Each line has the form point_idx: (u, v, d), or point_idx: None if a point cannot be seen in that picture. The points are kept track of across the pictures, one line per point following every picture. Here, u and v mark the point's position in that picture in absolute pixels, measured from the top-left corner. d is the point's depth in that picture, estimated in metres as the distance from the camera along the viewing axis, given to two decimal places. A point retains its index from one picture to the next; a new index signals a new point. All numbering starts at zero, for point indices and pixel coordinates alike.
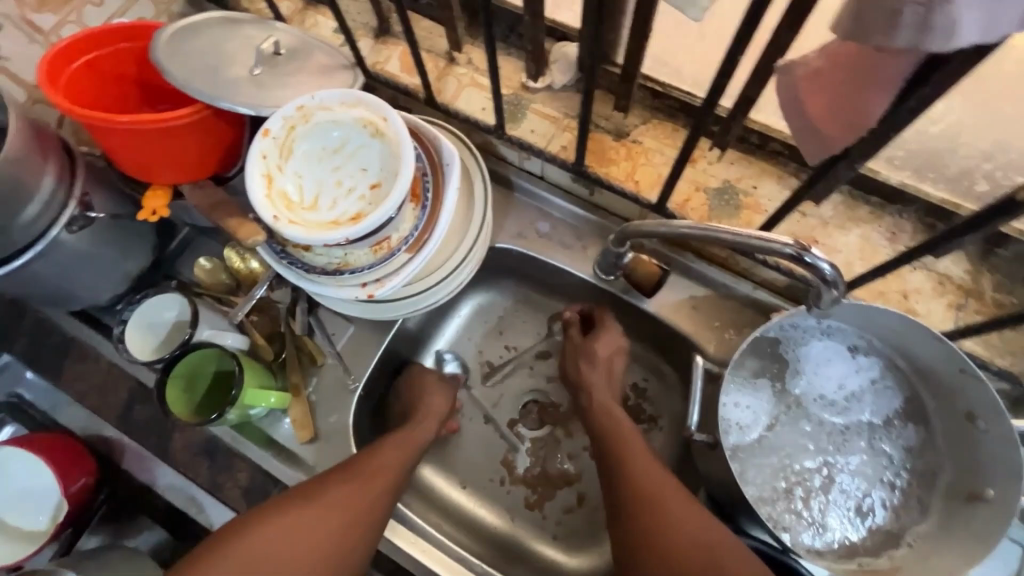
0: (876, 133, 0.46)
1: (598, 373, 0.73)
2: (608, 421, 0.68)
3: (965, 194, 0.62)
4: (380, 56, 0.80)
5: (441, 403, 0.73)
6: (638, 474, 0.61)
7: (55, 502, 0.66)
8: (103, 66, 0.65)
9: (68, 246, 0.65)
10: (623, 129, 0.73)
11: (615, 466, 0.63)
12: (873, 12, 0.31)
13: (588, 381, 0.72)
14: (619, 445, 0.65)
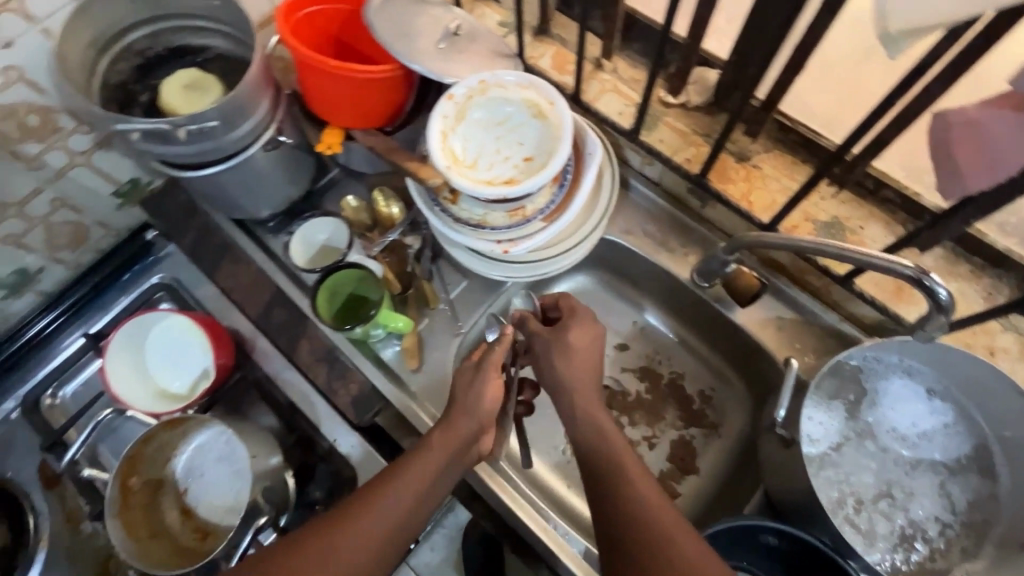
0: (1007, 187, 0.51)
1: (569, 362, 0.68)
2: (591, 411, 0.65)
3: None
4: (535, 52, 0.90)
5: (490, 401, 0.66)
6: (622, 476, 0.58)
7: (199, 373, 0.78)
8: (316, 21, 0.77)
9: (257, 161, 0.76)
10: (746, 153, 0.80)
11: (605, 465, 0.60)
12: None
13: (558, 373, 0.68)
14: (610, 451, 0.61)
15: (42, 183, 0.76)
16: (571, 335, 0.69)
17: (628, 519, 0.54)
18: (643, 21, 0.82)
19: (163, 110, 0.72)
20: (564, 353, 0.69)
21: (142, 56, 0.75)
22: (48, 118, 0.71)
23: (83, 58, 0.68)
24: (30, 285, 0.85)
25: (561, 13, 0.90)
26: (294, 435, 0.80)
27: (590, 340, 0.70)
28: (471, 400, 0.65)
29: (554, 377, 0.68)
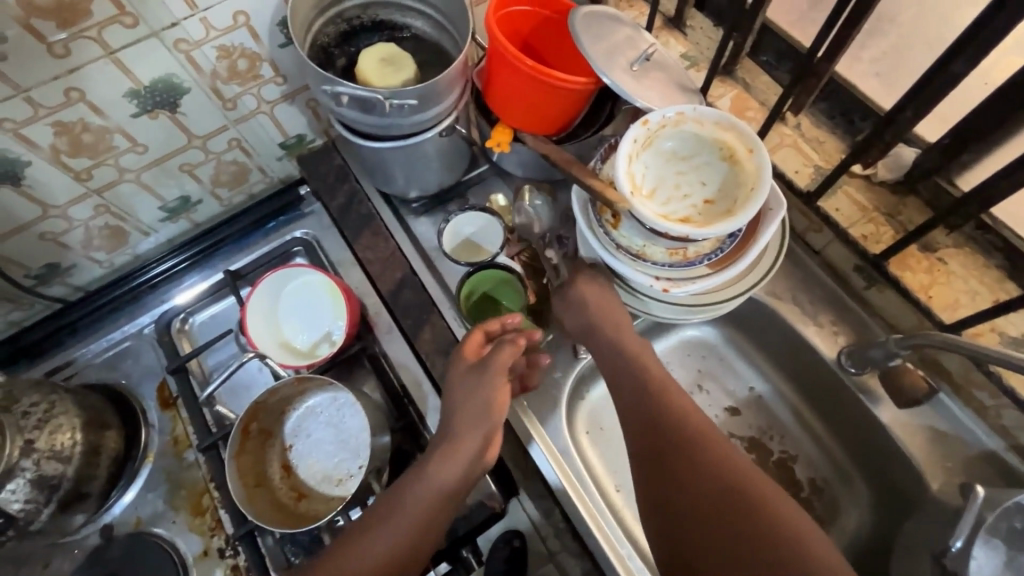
0: None
1: (580, 313, 0.71)
2: (613, 338, 0.69)
3: None
4: (715, 91, 0.86)
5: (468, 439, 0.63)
6: (652, 389, 0.64)
7: (324, 334, 0.80)
8: (513, 19, 0.77)
9: (427, 145, 0.76)
10: (933, 245, 0.73)
11: (638, 382, 0.65)
12: None
13: (572, 311, 0.71)
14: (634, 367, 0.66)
15: (227, 122, 0.80)
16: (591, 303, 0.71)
17: (659, 427, 0.62)
18: (846, 84, 0.77)
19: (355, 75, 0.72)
20: (578, 300, 0.71)
21: (347, 23, 0.76)
22: (254, 64, 0.74)
23: (303, 16, 0.70)
24: (186, 213, 0.89)
25: (750, 57, 0.86)
26: (400, 421, 0.76)
27: (603, 291, 0.71)
28: (447, 448, 0.62)
29: (573, 319, 0.71)
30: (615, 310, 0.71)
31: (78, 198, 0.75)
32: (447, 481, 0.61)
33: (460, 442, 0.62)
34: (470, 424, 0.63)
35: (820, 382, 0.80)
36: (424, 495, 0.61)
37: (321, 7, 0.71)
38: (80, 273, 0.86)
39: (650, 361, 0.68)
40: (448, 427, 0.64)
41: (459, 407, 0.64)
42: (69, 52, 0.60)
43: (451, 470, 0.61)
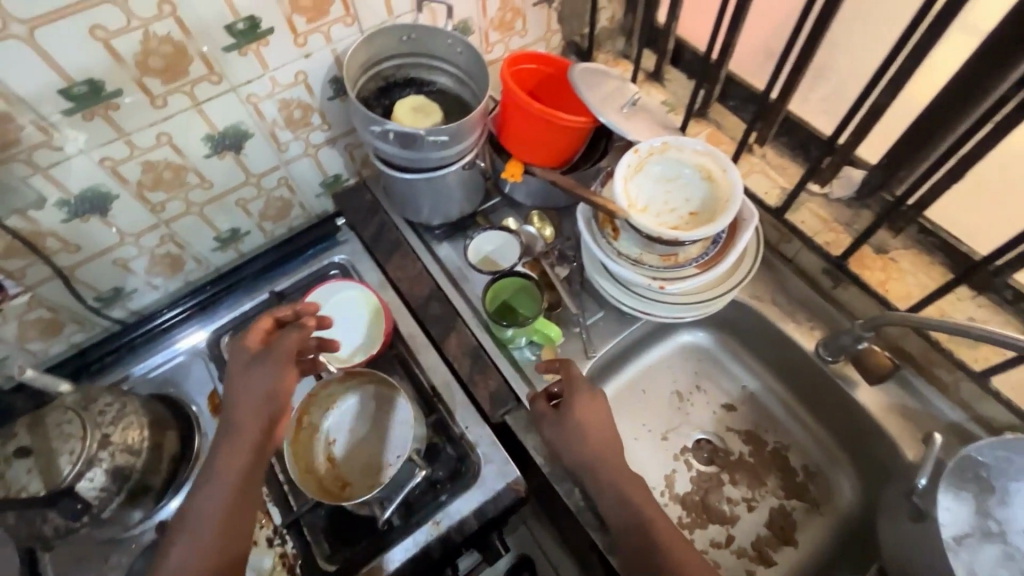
0: None
1: (573, 442, 0.72)
2: (610, 475, 0.70)
3: None
4: (693, 129, 1.01)
5: (248, 397, 0.68)
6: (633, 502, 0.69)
7: (359, 343, 0.89)
8: (522, 75, 0.94)
9: (451, 177, 0.89)
10: (885, 247, 0.86)
11: (631, 519, 0.68)
12: None
13: (562, 434, 0.73)
14: (625, 502, 0.69)
15: (279, 163, 0.93)
16: (578, 413, 0.73)
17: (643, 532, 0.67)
18: (798, 118, 0.92)
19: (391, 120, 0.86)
20: (564, 423, 0.73)
21: (384, 79, 0.91)
22: (307, 114, 0.89)
23: (351, 74, 0.85)
24: (235, 243, 1.00)
25: (719, 103, 1.03)
26: (430, 416, 0.84)
27: (593, 408, 0.74)
28: (245, 444, 0.66)
29: (571, 455, 0.72)
30: (601, 438, 0.72)
31: (149, 228, 0.87)
32: (238, 470, 0.65)
33: (249, 439, 0.67)
34: (240, 422, 0.67)
35: (804, 372, 0.90)
36: (224, 487, 0.65)
37: (365, 67, 0.87)
38: (139, 297, 0.96)
39: (642, 495, 0.69)
40: (232, 420, 0.67)
41: (242, 399, 0.68)
42: (166, 103, 0.74)
43: (244, 465, 0.66)
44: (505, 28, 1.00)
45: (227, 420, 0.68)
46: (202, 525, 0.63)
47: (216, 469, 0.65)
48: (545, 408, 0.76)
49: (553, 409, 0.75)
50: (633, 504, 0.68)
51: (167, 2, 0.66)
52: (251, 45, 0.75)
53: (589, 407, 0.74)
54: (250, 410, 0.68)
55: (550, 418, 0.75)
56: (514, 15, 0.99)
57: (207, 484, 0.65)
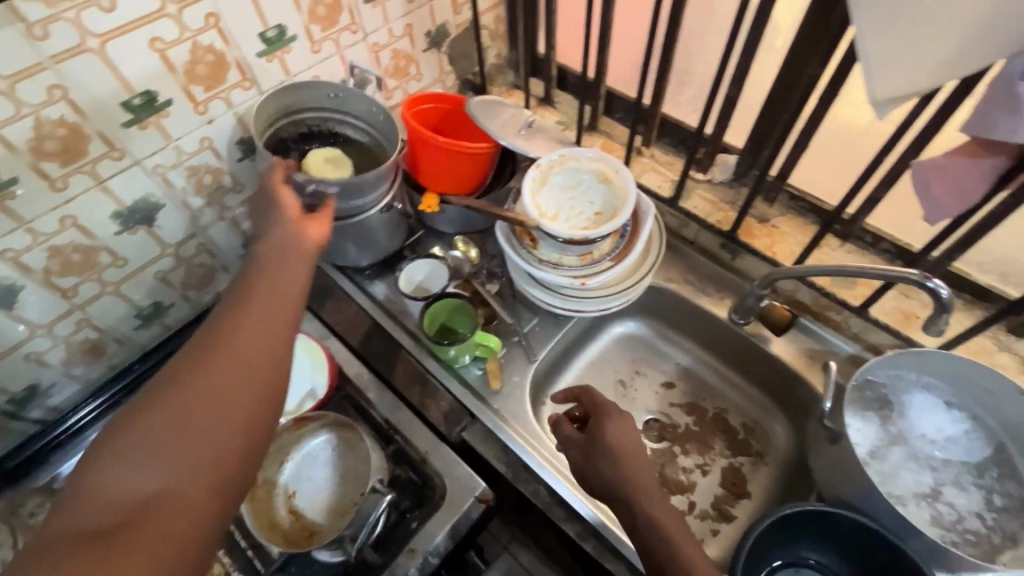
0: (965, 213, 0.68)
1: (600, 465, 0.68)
2: (638, 501, 0.64)
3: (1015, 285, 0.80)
4: (588, 142, 1.12)
5: (282, 234, 0.67)
6: (654, 531, 0.61)
7: (303, 393, 0.88)
8: (423, 115, 1.01)
9: (372, 220, 0.92)
10: (766, 216, 0.97)
11: (660, 550, 0.60)
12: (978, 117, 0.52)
13: (586, 459, 0.69)
14: (653, 533, 0.61)
15: (195, 229, 0.93)
16: (612, 438, 0.69)
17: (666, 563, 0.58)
18: (673, 119, 1.05)
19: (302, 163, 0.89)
20: (584, 444, 0.70)
21: (307, 125, 0.94)
22: (218, 177, 0.90)
23: (267, 112, 0.88)
24: (159, 318, 0.98)
25: (606, 116, 1.14)
26: (389, 447, 0.86)
27: (625, 435, 0.69)
28: (279, 283, 0.62)
29: (601, 482, 0.67)
30: (627, 462, 0.67)
31: (62, 315, 0.83)
32: (275, 315, 0.58)
33: (277, 281, 0.62)
34: (277, 208, 0.70)
35: (724, 339, 0.99)
36: (265, 325, 0.57)
37: (287, 111, 0.91)
38: (59, 392, 0.91)
39: (678, 525, 0.61)
40: (267, 256, 0.64)
41: (269, 235, 0.67)
42: (66, 185, 0.74)
43: (276, 299, 0.60)
44: (401, 74, 1.07)
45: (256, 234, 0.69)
46: (247, 352, 0.54)
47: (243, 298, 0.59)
48: (568, 432, 0.72)
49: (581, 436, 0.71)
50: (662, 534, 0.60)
51: (58, 86, 0.67)
52: (151, 118, 0.77)
53: (614, 431, 0.69)
54: (279, 248, 0.66)
55: (573, 441, 0.72)
56: (407, 62, 1.06)
57: (233, 313, 0.57)
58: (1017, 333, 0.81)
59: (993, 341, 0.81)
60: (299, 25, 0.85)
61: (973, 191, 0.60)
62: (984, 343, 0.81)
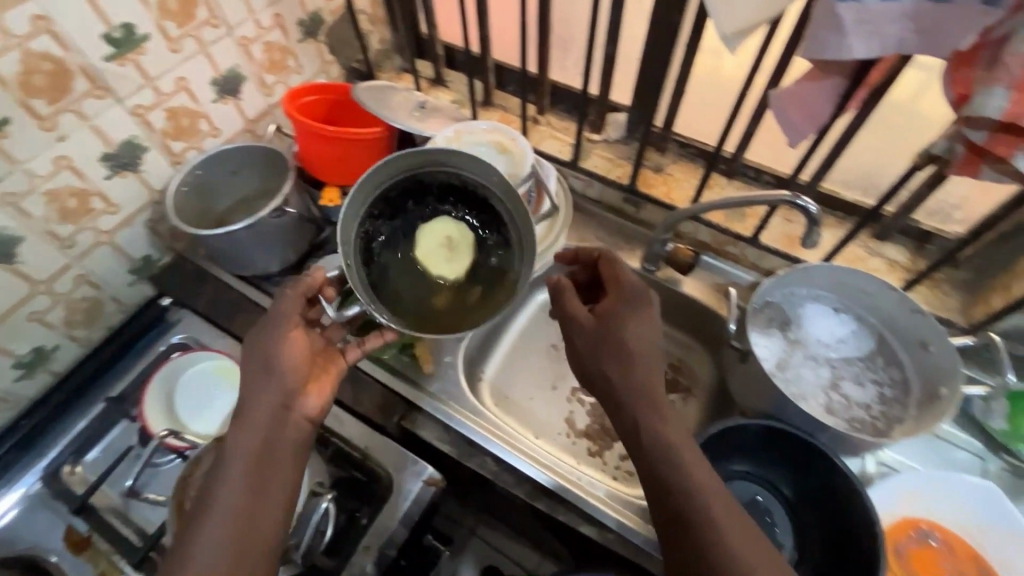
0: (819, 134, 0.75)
1: (615, 355, 0.63)
2: (648, 419, 0.60)
3: (874, 196, 0.90)
4: (485, 116, 1.12)
5: (273, 396, 0.64)
6: (658, 460, 0.59)
7: (226, 412, 0.86)
8: (310, 108, 0.98)
9: (269, 225, 0.90)
10: (660, 166, 1.02)
11: (677, 483, 0.57)
12: (815, 39, 0.56)
13: (593, 343, 0.65)
14: (662, 444, 0.59)
15: (69, 260, 0.84)
16: (635, 328, 0.64)
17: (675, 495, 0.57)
18: (562, 85, 1.07)
19: (413, 250, 0.71)
20: (592, 331, 0.65)
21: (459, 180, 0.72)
22: (85, 200, 0.82)
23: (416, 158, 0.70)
24: (44, 365, 0.88)
25: (499, 89, 1.14)
26: (327, 450, 0.83)
27: (647, 332, 0.64)
28: (265, 477, 0.60)
29: (607, 373, 0.63)
30: (646, 369, 0.62)
31: None
32: (274, 493, 0.60)
33: (261, 476, 0.60)
34: (268, 374, 0.64)
35: None
36: (262, 507, 0.59)
37: (426, 161, 0.71)
38: None
39: (695, 457, 0.59)
40: (267, 418, 0.63)
41: (259, 415, 0.62)
42: None
43: (256, 503, 0.59)
44: (279, 68, 1.02)
45: (241, 395, 0.64)
46: (231, 542, 0.56)
47: (224, 501, 0.58)
48: (577, 312, 0.67)
49: (594, 319, 0.66)
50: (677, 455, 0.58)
51: None
52: None
53: (634, 325, 0.64)
54: (274, 412, 0.63)
55: (582, 323, 0.66)
56: (283, 54, 1.01)
57: (209, 526, 0.56)
58: (882, 239, 0.91)
59: (864, 249, 0.91)
60: (149, 23, 0.79)
61: (821, 112, 0.67)
62: (857, 252, 0.90)
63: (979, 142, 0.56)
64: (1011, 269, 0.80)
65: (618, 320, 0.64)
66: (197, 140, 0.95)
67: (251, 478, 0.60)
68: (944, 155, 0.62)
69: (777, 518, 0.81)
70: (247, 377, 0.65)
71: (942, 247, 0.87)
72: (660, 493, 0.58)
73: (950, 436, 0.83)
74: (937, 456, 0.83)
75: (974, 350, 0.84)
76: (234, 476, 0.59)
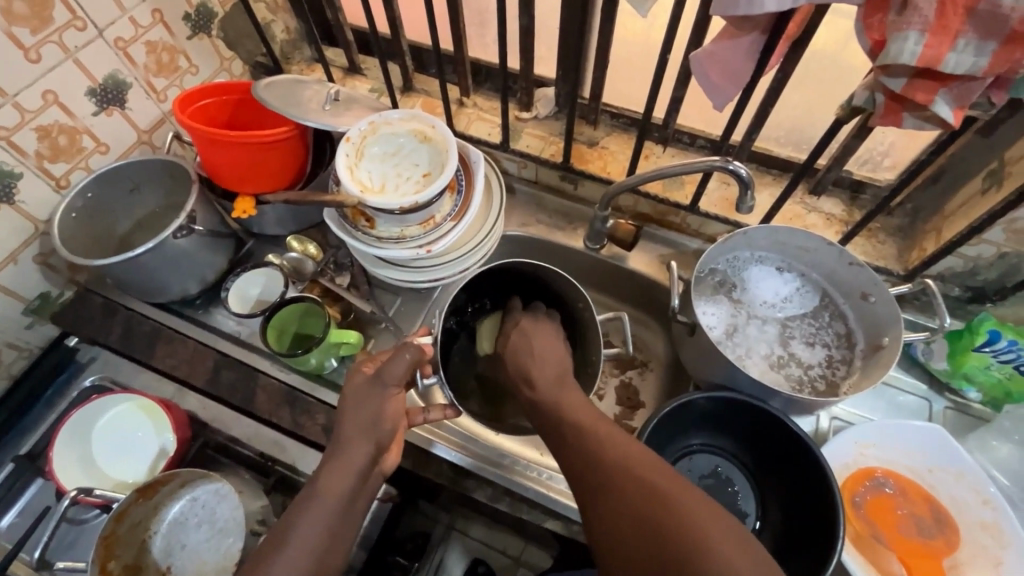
0: (742, 94, 0.73)
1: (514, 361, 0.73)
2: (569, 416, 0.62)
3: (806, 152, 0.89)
4: (407, 103, 1.05)
5: (361, 445, 0.61)
6: (586, 445, 0.57)
7: (155, 453, 0.79)
8: (206, 113, 0.89)
9: (175, 247, 0.82)
10: (594, 140, 0.98)
11: (603, 464, 0.55)
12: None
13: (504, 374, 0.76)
14: (583, 434, 0.59)
15: None
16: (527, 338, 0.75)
17: (604, 475, 0.54)
18: (484, 63, 1.01)
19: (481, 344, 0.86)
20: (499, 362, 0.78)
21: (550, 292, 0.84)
22: None
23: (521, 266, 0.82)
24: None
25: (420, 73, 1.07)
26: (270, 479, 0.79)
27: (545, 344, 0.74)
28: (341, 530, 0.58)
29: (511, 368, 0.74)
30: (547, 375, 0.69)
31: None
32: (339, 544, 0.57)
33: (336, 529, 0.57)
34: (374, 424, 0.63)
35: (587, 265, 1.01)
36: (328, 555, 0.56)
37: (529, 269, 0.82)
38: None
39: (623, 438, 0.56)
40: (354, 462, 0.60)
41: (347, 460, 0.60)
42: None
43: (324, 556, 0.55)
44: (169, 70, 0.92)
45: (343, 430, 0.62)
46: None
47: (302, 543, 0.54)
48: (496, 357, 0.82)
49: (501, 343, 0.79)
50: (597, 437, 0.57)
51: None
52: None
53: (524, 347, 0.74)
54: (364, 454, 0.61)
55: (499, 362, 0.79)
56: (172, 55, 0.91)
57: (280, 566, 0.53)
58: (817, 193, 0.90)
59: (802, 206, 0.90)
60: None
61: (741, 70, 0.64)
62: (795, 210, 0.90)
63: (898, 90, 0.54)
64: (940, 212, 0.81)
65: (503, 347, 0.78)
66: (81, 159, 0.85)
67: (333, 523, 0.57)
68: (866, 106, 0.60)
69: (740, 485, 0.82)
70: (352, 417, 0.63)
71: (874, 196, 0.87)
72: (591, 477, 0.54)
73: (896, 382, 0.85)
74: (885, 403, 0.84)
75: (912, 295, 0.85)
76: (318, 517, 0.56)
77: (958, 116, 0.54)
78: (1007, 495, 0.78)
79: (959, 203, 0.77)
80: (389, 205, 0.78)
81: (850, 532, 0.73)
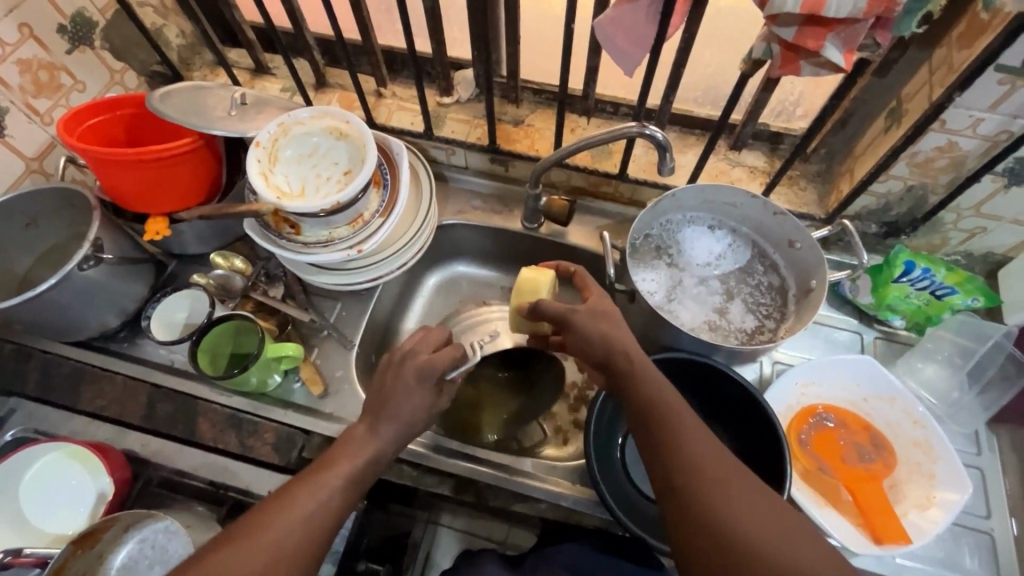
0: (651, 58, 0.73)
1: (594, 342, 0.67)
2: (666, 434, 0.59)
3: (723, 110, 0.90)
4: (322, 101, 1.01)
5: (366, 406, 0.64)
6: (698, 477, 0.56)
7: (93, 499, 0.74)
8: (99, 132, 0.83)
9: (83, 279, 0.76)
10: (519, 118, 0.97)
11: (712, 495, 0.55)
12: None
13: (595, 351, 0.67)
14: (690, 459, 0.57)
15: None
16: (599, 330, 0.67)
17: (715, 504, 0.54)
18: (397, 50, 0.97)
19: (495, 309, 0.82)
20: (587, 334, 0.67)
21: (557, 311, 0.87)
22: None
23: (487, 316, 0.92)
24: None
25: (332, 67, 1.03)
26: (223, 509, 0.75)
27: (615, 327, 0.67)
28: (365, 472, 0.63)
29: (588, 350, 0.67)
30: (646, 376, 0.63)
31: None
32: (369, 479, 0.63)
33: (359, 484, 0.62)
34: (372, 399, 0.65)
35: (528, 247, 1.01)
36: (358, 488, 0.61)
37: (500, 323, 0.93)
38: None
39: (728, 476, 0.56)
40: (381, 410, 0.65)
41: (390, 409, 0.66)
42: None
43: (320, 524, 0.57)
44: (50, 89, 0.84)
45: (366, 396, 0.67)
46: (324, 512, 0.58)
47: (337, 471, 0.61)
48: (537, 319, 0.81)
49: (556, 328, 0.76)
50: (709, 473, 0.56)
51: None
52: None
53: (629, 337, 0.67)
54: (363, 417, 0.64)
55: (572, 329, 0.69)
56: (51, 72, 0.84)
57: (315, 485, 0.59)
58: (739, 148, 0.92)
59: (726, 161, 0.92)
60: None
61: (644, 34, 0.64)
62: (720, 166, 0.92)
63: (790, 39, 0.55)
64: (852, 153, 0.84)
65: (594, 323, 0.67)
66: None
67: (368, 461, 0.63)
68: (765, 57, 0.61)
69: None
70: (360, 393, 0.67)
71: (792, 145, 0.90)
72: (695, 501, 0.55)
73: (829, 320, 0.89)
74: (821, 341, 0.88)
75: (835, 237, 0.89)
76: (320, 493, 0.59)
77: (849, 59, 0.56)
78: (935, 412, 0.83)
79: (867, 144, 0.80)
80: (310, 207, 0.75)
81: (799, 470, 0.76)
